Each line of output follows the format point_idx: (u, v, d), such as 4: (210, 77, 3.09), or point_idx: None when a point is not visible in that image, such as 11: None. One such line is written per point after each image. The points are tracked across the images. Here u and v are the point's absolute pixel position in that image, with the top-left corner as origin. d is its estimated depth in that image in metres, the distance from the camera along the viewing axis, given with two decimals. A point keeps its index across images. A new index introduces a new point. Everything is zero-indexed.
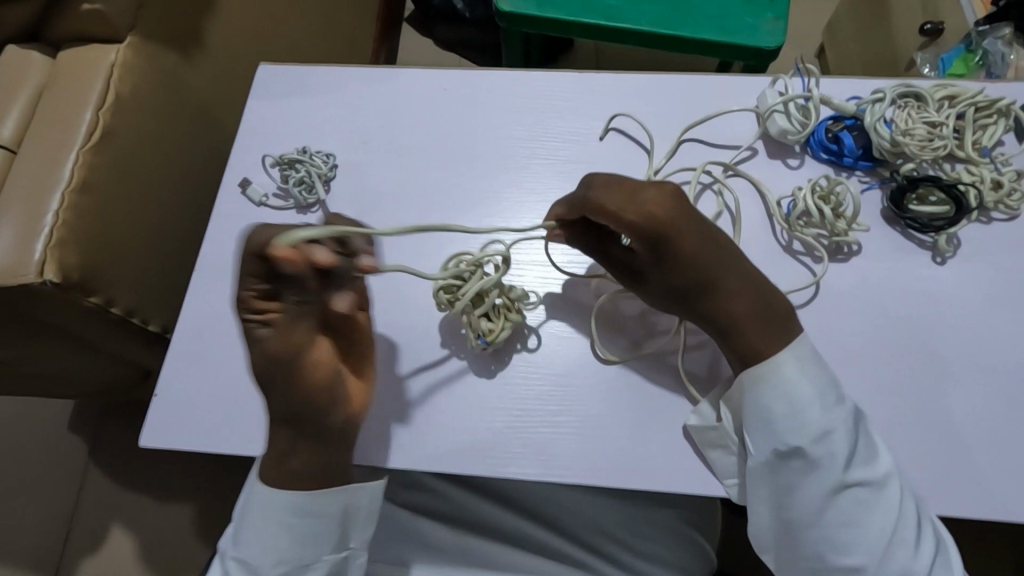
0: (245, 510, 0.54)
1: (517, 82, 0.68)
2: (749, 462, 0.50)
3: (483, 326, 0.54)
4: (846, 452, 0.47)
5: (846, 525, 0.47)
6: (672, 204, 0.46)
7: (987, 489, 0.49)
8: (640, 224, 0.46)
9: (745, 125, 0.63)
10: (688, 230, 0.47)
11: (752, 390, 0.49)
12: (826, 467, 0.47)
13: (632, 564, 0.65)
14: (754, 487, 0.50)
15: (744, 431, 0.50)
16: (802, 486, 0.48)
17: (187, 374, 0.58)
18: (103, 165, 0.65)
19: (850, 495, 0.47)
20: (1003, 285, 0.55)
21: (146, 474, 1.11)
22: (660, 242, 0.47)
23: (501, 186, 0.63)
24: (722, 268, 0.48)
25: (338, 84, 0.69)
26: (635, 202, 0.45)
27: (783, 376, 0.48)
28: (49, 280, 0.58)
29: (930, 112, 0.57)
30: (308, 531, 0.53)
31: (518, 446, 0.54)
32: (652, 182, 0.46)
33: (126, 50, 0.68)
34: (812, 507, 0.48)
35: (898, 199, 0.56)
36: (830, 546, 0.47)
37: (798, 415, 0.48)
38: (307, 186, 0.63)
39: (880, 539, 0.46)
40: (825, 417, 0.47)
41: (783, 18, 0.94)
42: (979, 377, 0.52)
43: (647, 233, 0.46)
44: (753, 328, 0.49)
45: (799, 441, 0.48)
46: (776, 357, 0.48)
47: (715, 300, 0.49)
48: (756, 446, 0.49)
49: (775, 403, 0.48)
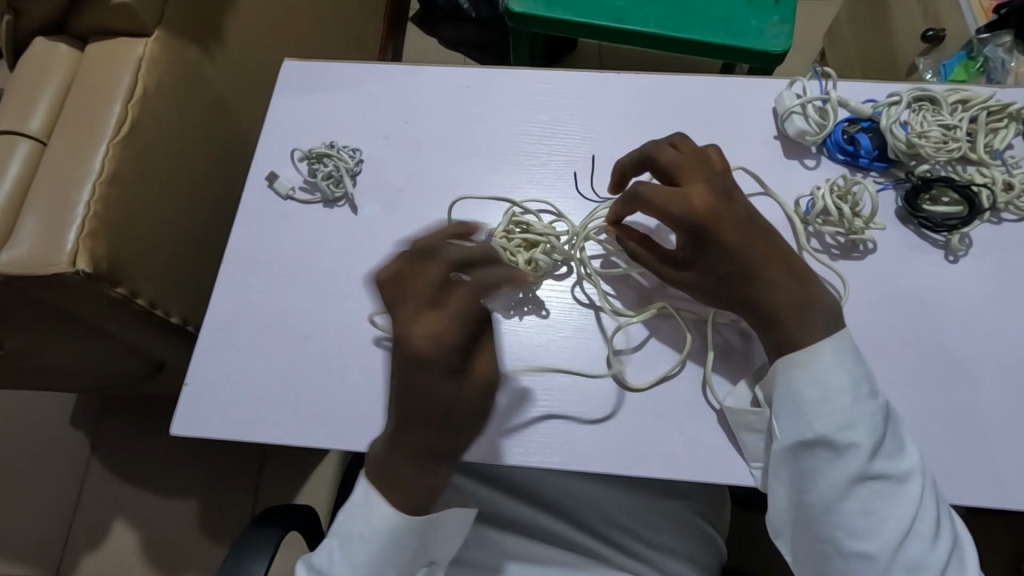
0: (361, 532, 0.51)
1: (538, 82, 0.69)
2: (775, 445, 0.51)
3: (506, 232, 0.59)
4: (872, 442, 0.48)
5: (865, 513, 0.48)
6: (714, 198, 0.50)
7: (998, 482, 0.51)
8: (683, 215, 0.50)
9: (764, 126, 0.64)
10: (730, 224, 0.50)
11: (784, 375, 0.51)
12: (850, 455, 0.48)
13: (646, 555, 0.66)
14: (775, 468, 0.52)
15: (775, 413, 0.51)
16: (825, 471, 0.49)
17: (214, 366, 0.59)
18: (131, 157, 0.65)
19: (872, 484, 0.48)
20: (1012, 283, 0.57)
21: (153, 468, 1.11)
22: (700, 235, 0.50)
23: (524, 182, 0.65)
24: (767, 264, 0.50)
25: (362, 81, 0.70)
26: (680, 194, 0.50)
27: (819, 364, 0.50)
28: (81, 270, 0.59)
29: (944, 115, 0.59)
30: (416, 542, 0.53)
31: (542, 437, 0.55)
32: (701, 176, 0.51)
33: (153, 44, 0.69)
34: (832, 493, 0.48)
35: (912, 200, 0.58)
36: (847, 532, 0.48)
37: (828, 403, 0.49)
38: (333, 180, 0.64)
39: (897, 530, 0.47)
40: (855, 407, 0.49)
41: (789, 22, 0.96)
42: (989, 372, 0.54)
43: (689, 222, 0.50)
44: (791, 322, 0.50)
45: (827, 428, 0.49)
46: (815, 347, 0.50)
47: (759, 293, 0.51)
48: (784, 429, 0.51)
49: (805, 389, 0.50)
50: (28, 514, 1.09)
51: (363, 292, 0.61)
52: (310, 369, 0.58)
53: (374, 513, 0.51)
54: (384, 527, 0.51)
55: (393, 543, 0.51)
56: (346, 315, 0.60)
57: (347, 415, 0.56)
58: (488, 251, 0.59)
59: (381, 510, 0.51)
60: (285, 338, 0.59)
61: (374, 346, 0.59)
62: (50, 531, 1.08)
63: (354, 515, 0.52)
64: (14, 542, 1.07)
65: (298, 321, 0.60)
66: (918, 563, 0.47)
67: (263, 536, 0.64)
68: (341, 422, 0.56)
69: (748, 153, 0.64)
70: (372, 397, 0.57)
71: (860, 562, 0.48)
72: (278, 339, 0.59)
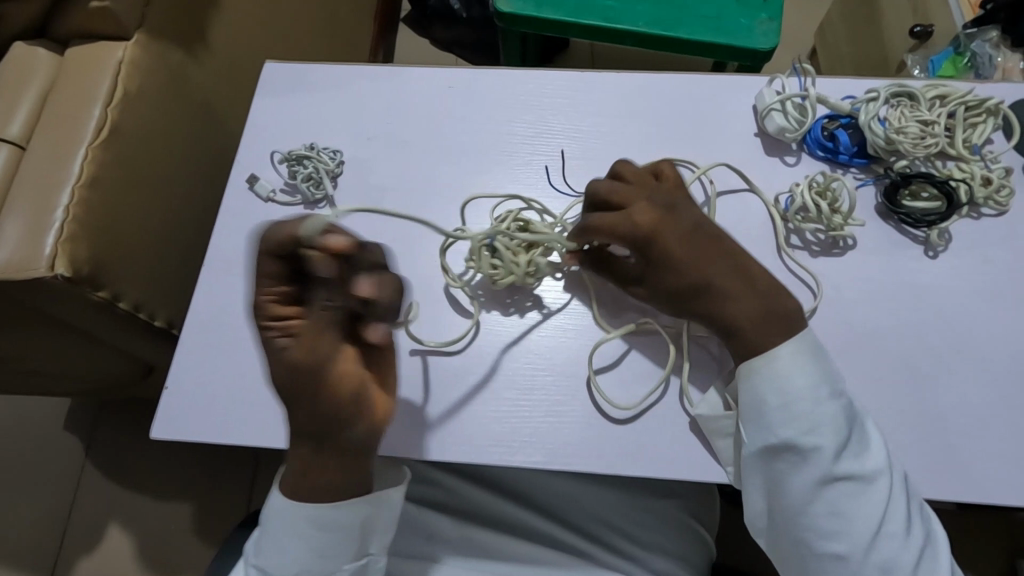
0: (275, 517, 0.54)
1: (520, 81, 0.69)
2: (745, 451, 0.51)
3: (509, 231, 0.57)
4: (836, 444, 0.48)
5: (835, 514, 0.49)
6: (656, 214, 0.52)
7: (974, 475, 0.51)
8: (628, 233, 0.52)
9: (745, 124, 0.64)
10: (673, 236, 0.51)
11: (748, 380, 0.51)
12: (816, 457, 0.48)
13: (636, 554, 0.66)
14: (745, 474, 0.52)
15: (742, 419, 0.51)
16: (794, 474, 0.49)
17: (196, 369, 0.59)
18: (111, 161, 0.65)
19: (839, 485, 0.49)
20: (992, 278, 0.57)
21: (146, 471, 1.11)
22: (646, 248, 0.52)
23: (506, 182, 0.65)
24: (721, 273, 0.51)
25: (345, 82, 0.70)
26: (621, 215, 0.52)
27: (778, 366, 0.50)
28: (60, 275, 0.59)
29: (922, 111, 0.59)
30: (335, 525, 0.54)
31: (524, 436, 0.55)
32: (643, 195, 0.53)
33: (134, 47, 0.68)
34: (801, 496, 0.49)
35: (891, 196, 0.58)
36: (819, 533, 0.49)
37: (790, 407, 0.49)
38: (314, 182, 0.64)
39: (867, 530, 0.48)
40: (817, 410, 0.49)
41: (777, 19, 0.96)
42: (971, 366, 0.54)
43: (633, 238, 0.52)
44: (752, 328, 0.50)
45: (791, 433, 0.49)
46: (773, 351, 0.50)
47: (713, 301, 0.51)
48: (751, 435, 0.51)
49: (768, 393, 0.50)
50: (22, 519, 1.09)
51: None
52: None
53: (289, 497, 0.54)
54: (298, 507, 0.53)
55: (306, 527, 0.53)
56: None
57: None
58: (489, 248, 0.57)
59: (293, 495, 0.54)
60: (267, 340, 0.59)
61: None
62: (44, 536, 1.08)
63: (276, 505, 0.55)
64: (7, 547, 1.07)
65: None
66: (889, 561, 0.48)
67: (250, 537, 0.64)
68: None
69: (730, 151, 0.63)
70: None
71: (833, 562, 0.49)
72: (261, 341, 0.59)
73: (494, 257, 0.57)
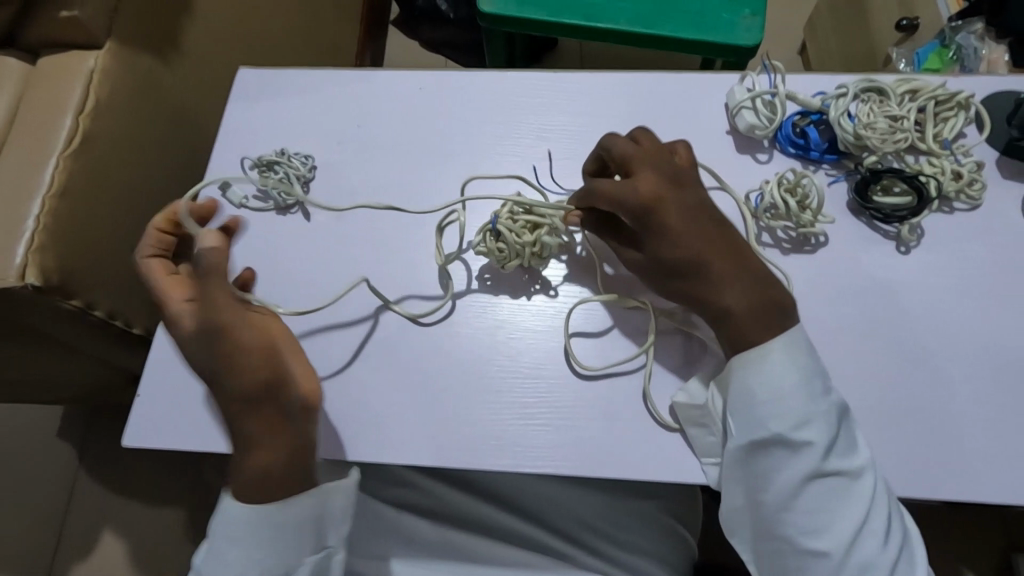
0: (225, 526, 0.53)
1: (492, 83, 0.69)
2: (731, 445, 0.51)
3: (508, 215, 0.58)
4: (825, 440, 0.48)
5: (818, 511, 0.48)
6: (661, 187, 0.51)
7: (946, 472, 0.51)
8: (633, 203, 0.51)
9: (716, 122, 0.64)
10: (675, 212, 0.50)
11: (740, 374, 0.51)
12: (805, 451, 0.48)
13: (615, 556, 0.66)
14: (727, 468, 0.51)
15: (731, 412, 0.51)
16: (780, 470, 0.49)
17: (166, 377, 0.59)
18: (82, 170, 0.65)
19: (825, 482, 0.48)
20: (963, 272, 0.57)
21: (136, 478, 1.11)
22: (648, 222, 0.51)
23: (477, 184, 0.64)
24: (717, 258, 0.50)
25: (317, 87, 0.70)
26: (630, 184, 0.51)
27: (772, 361, 0.50)
28: (30, 284, 0.59)
29: (892, 107, 0.59)
30: (288, 520, 0.53)
31: (494, 438, 0.55)
32: (653, 166, 0.52)
33: (104, 55, 0.69)
34: (783, 491, 0.49)
35: (862, 191, 0.58)
36: (801, 529, 0.48)
37: (782, 401, 0.49)
38: (285, 187, 0.64)
39: (848, 530, 0.47)
40: (808, 405, 0.49)
41: (760, 15, 0.95)
42: (942, 362, 0.54)
43: (636, 210, 0.51)
44: (745, 315, 0.50)
45: (781, 426, 0.49)
46: (764, 341, 0.50)
47: (704, 283, 0.50)
48: (739, 428, 0.51)
49: (760, 387, 0.50)
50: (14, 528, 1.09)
51: (316, 298, 0.61)
52: None
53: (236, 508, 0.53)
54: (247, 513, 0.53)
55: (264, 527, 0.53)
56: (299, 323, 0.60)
57: None
58: (494, 233, 0.58)
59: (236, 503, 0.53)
60: None
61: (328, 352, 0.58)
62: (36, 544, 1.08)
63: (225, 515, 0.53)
64: None
65: None
66: (869, 562, 0.47)
67: None
68: None
69: (701, 149, 0.63)
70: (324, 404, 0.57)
71: (813, 559, 0.48)
72: None
73: (500, 240, 0.57)
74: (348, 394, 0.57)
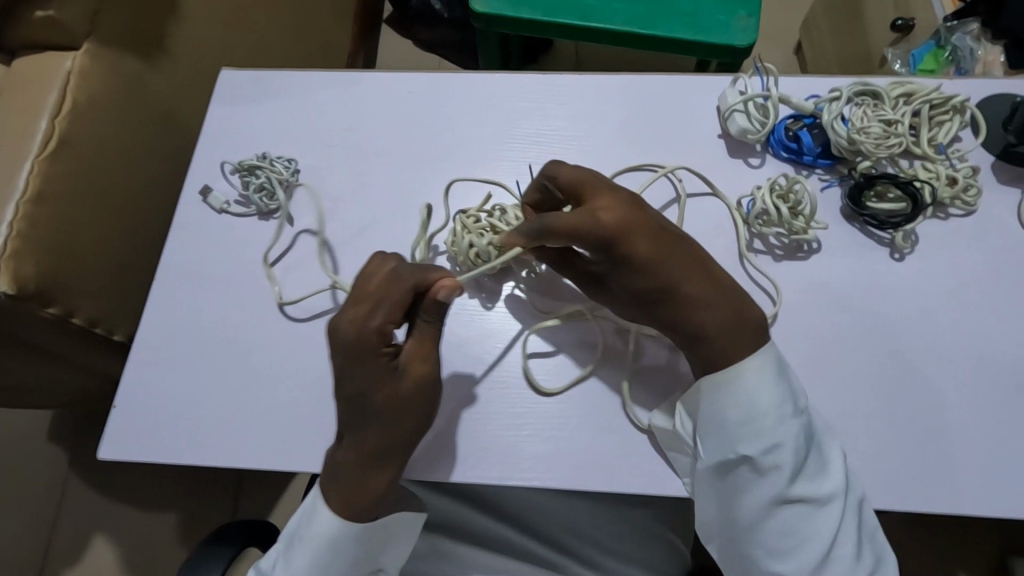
0: (303, 534, 0.52)
1: (479, 85, 0.68)
2: (699, 466, 0.50)
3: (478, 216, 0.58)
4: (795, 463, 0.47)
5: (785, 535, 0.47)
6: (625, 210, 0.50)
7: (940, 485, 0.50)
8: (594, 231, 0.49)
9: (708, 125, 0.63)
10: (642, 237, 0.49)
11: (709, 395, 0.49)
12: (773, 475, 0.47)
13: (607, 565, 0.65)
14: (697, 487, 0.51)
15: (700, 434, 0.50)
16: (748, 492, 0.48)
17: (145, 387, 0.57)
18: (59, 174, 0.64)
19: (793, 506, 0.47)
20: (959, 279, 0.56)
21: (124, 484, 1.09)
22: (613, 249, 0.49)
23: (464, 189, 0.63)
24: (687, 279, 0.49)
25: (302, 89, 0.69)
26: (587, 212, 0.49)
27: (742, 383, 0.48)
28: (4, 292, 0.58)
29: (885, 110, 0.58)
30: (364, 548, 0.53)
31: (480, 450, 0.53)
32: (607, 192, 0.51)
33: (82, 56, 0.67)
34: (751, 513, 0.48)
35: (855, 197, 0.56)
36: (766, 552, 0.48)
37: (751, 424, 0.48)
38: (267, 192, 0.62)
39: (817, 554, 0.46)
40: (778, 429, 0.47)
41: (755, 16, 0.94)
42: (937, 370, 0.53)
43: (601, 237, 0.49)
44: (724, 338, 0.49)
45: (749, 450, 0.48)
46: (739, 364, 0.48)
47: (677, 304, 0.49)
48: (709, 449, 0.49)
49: (729, 410, 0.49)
50: None
51: (299, 306, 0.59)
52: (243, 386, 0.57)
53: (316, 519, 0.52)
54: (322, 534, 0.51)
55: (334, 551, 0.51)
56: (282, 331, 0.58)
57: (280, 433, 0.55)
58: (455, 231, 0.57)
59: (321, 513, 0.52)
60: (218, 356, 0.58)
61: (312, 361, 0.57)
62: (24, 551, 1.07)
63: (301, 522, 0.53)
64: None
65: (232, 339, 0.59)
66: None
67: (209, 556, 0.63)
68: (274, 441, 0.55)
69: (692, 153, 0.62)
70: (307, 414, 0.55)
71: None
72: (211, 357, 0.58)
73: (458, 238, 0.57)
74: (331, 404, 0.56)
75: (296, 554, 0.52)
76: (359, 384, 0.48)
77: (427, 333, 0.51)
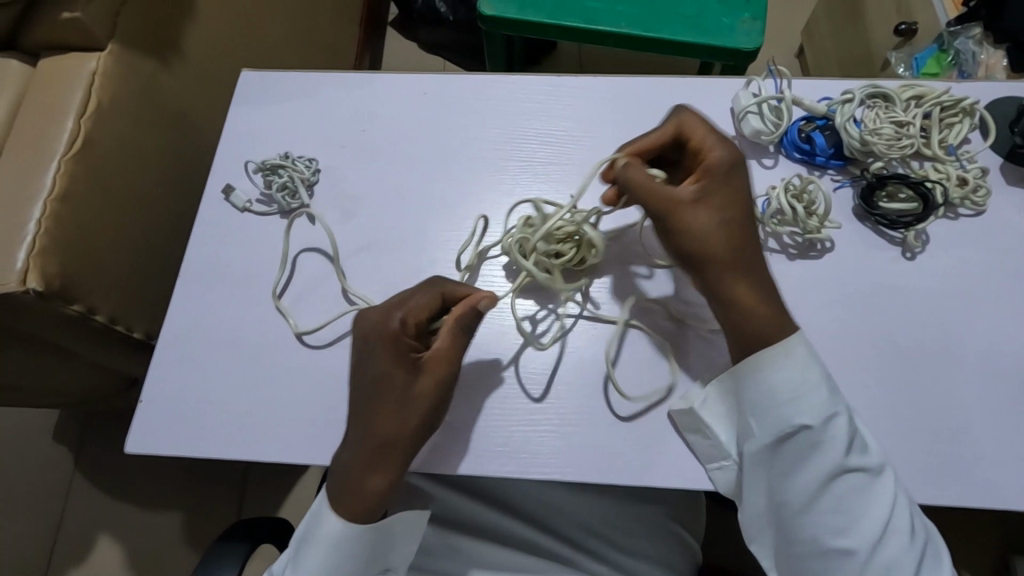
0: (309, 537, 0.53)
1: (495, 86, 0.69)
2: (750, 446, 0.51)
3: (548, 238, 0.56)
4: (847, 438, 0.48)
5: (842, 508, 0.48)
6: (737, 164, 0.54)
7: (955, 477, 0.51)
8: (720, 158, 0.52)
9: (722, 127, 0.64)
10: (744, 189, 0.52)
11: (756, 375, 0.51)
12: (828, 449, 0.48)
13: (621, 561, 0.66)
14: (748, 467, 0.52)
15: (750, 413, 0.51)
16: (805, 468, 0.49)
17: (169, 382, 0.58)
18: (83, 173, 0.64)
19: (847, 481, 0.48)
20: (968, 277, 0.57)
21: (132, 482, 1.10)
22: (726, 179, 0.51)
23: (482, 188, 0.64)
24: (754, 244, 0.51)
25: (320, 89, 0.70)
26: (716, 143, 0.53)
27: (791, 360, 0.50)
28: (32, 289, 0.59)
29: (897, 112, 0.59)
30: (370, 547, 0.53)
31: (502, 445, 0.54)
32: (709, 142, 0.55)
33: (106, 57, 0.68)
34: (808, 490, 0.49)
35: (868, 197, 0.58)
36: (825, 529, 0.49)
37: (802, 399, 0.49)
38: (289, 191, 0.63)
39: (874, 526, 0.47)
40: (828, 404, 0.49)
41: (760, 19, 0.95)
42: (949, 366, 0.54)
43: (722, 167, 0.52)
44: (768, 311, 0.50)
45: (800, 425, 0.49)
46: (790, 337, 0.50)
47: (747, 255, 0.50)
48: (762, 428, 0.51)
49: (780, 387, 0.50)
50: None
51: (321, 303, 0.60)
52: (266, 382, 0.58)
53: (324, 520, 0.53)
54: (329, 535, 0.52)
55: (341, 551, 0.52)
56: (304, 327, 0.59)
57: (304, 428, 0.56)
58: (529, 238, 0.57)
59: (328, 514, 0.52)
60: (241, 352, 0.59)
61: (334, 357, 0.58)
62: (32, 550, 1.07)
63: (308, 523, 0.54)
64: None
65: (254, 335, 0.59)
66: (894, 562, 0.47)
67: (227, 550, 0.64)
68: (297, 436, 0.56)
69: None
70: (330, 410, 0.56)
71: (838, 558, 0.48)
72: (234, 353, 0.59)
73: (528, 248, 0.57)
74: None
75: (303, 557, 0.53)
76: (383, 368, 0.51)
77: (451, 349, 0.52)
